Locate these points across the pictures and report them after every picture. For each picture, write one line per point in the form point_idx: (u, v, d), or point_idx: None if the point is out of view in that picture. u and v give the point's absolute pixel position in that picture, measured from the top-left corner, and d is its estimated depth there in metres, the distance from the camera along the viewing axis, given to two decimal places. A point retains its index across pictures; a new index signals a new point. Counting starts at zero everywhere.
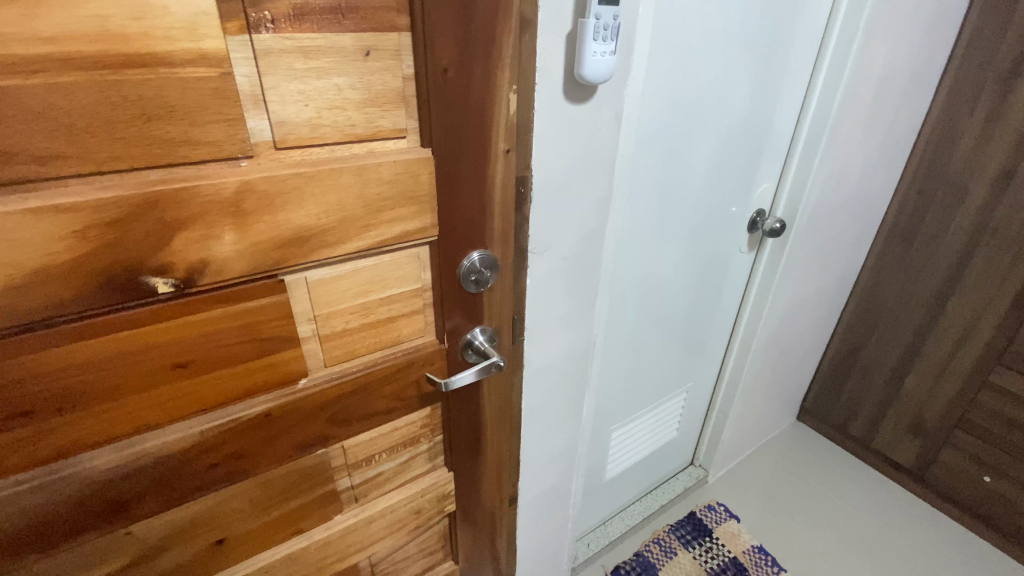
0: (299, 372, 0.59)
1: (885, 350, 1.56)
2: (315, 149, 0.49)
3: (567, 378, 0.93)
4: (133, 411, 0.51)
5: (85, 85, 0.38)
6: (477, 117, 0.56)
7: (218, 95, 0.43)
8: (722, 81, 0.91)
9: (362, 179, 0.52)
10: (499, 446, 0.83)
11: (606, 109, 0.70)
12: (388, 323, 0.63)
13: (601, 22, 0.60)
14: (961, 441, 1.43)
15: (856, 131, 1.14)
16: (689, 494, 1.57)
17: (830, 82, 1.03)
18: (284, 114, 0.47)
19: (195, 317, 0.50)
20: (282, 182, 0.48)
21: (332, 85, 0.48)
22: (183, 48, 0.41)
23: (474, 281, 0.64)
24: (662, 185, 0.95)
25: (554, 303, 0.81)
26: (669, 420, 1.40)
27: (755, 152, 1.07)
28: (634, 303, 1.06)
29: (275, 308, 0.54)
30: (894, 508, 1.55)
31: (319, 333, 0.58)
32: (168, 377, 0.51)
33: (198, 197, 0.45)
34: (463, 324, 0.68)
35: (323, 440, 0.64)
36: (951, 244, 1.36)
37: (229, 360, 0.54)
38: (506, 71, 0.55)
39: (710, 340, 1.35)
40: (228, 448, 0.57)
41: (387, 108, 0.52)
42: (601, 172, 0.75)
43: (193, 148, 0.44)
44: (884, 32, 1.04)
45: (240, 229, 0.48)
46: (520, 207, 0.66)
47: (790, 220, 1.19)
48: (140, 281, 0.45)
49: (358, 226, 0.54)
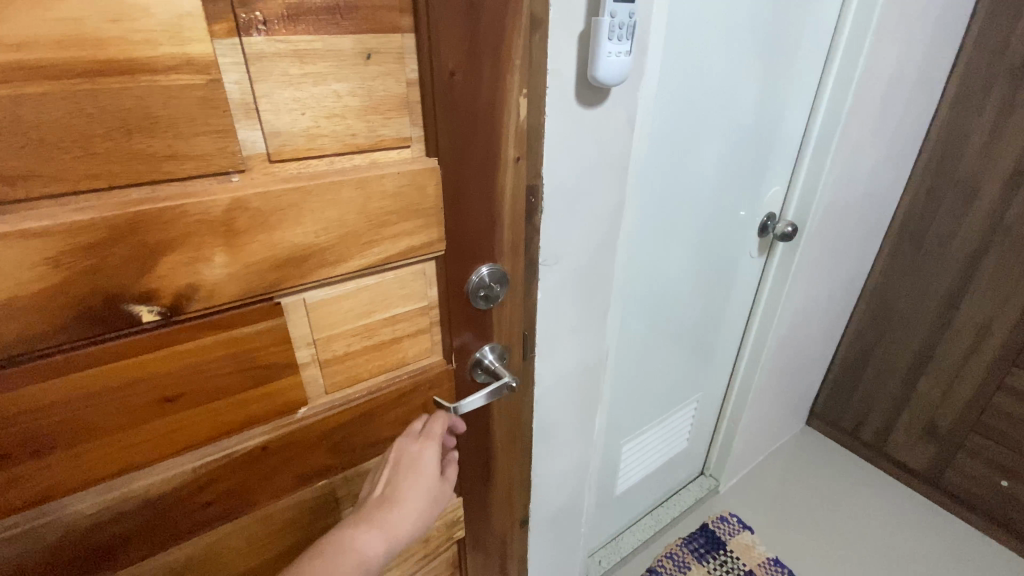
0: (298, 400, 0.55)
1: (896, 353, 1.53)
2: (313, 161, 0.46)
3: (579, 393, 0.89)
4: (119, 450, 0.46)
5: (56, 95, 0.34)
6: (485, 124, 0.52)
7: (206, 104, 0.39)
8: (732, 81, 0.87)
9: (364, 193, 0.48)
10: (510, 467, 0.79)
11: (619, 111, 0.67)
12: (392, 344, 0.59)
13: (616, 21, 0.57)
14: (977, 444, 1.41)
15: (866, 131, 1.12)
16: (700, 506, 1.53)
17: (841, 82, 1.00)
18: (278, 123, 0.43)
19: (184, 347, 0.46)
20: (277, 198, 0.44)
21: (331, 91, 0.44)
22: (166, 53, 0.37)
23: (483, 296, 0.61)
24: (673, 189, 0.91)
25: (565, 316, 0.78)
26: (679, 430, 1.36)
27: (764, 153, 1.03)
28: (644, 312, 1.03)
29: (271, 334, 0.50)
30: (909, 514, 1.52)
31: (319, 358, 0.54)
32: (157, 412, 0.47)
33: (185, 216, 0.41)
34: (472, 342, 0.64)
35: (324, 471, 0.60)
36: (962, 243, 1.33)
37: (222, 391, 0.49)
38: (516, 73, 0.51)
39: (720, 348, 1.31)
40: (223, 484, 0.53)
41: (389, 115, 0.48)
42: (615, 177, 0.72)
43: (178, 163, 0.40)
44: (896, 30, 1.01)
45: (232, 250, 0.43)
46: (530, 218, 0.62)
47: (802, 223, 1.16)
48: (122, 309, 0.41)
49: (360, 243, 0.50)
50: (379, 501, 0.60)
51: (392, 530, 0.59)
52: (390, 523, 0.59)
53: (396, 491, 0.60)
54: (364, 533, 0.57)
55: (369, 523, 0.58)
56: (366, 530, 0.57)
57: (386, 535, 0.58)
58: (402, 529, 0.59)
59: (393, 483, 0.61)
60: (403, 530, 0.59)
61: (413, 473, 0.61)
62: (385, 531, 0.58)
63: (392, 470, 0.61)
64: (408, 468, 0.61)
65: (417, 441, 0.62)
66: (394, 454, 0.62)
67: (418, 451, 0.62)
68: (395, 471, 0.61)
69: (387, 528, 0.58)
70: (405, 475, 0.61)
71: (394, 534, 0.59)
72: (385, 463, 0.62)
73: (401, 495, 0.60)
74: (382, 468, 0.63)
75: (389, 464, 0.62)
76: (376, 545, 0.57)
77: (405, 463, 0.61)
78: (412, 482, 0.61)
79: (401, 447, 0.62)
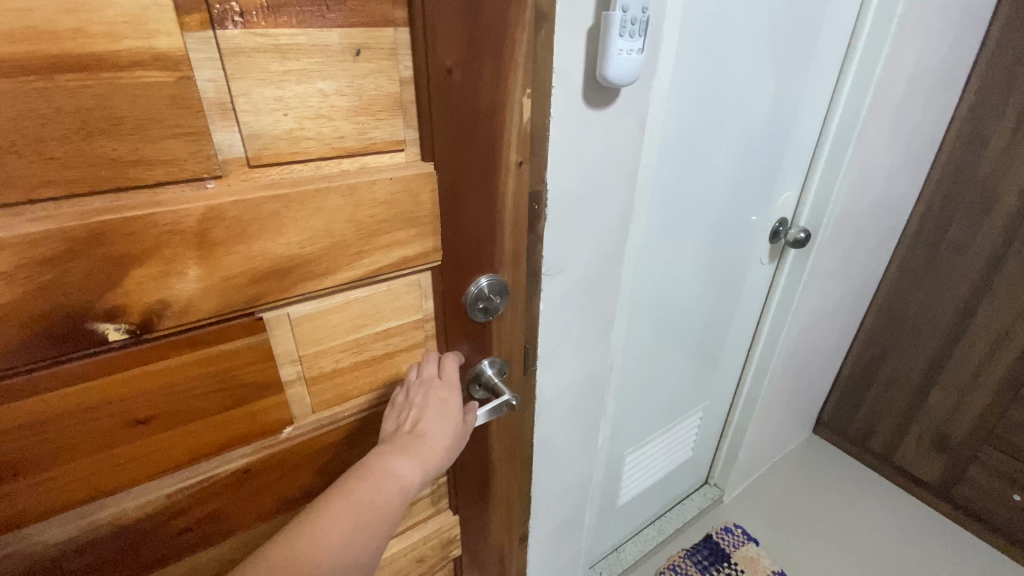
0: (282, 420, 0.51)
1: (908, 362, 1.49)
2: (297, 166, 0.42)
3: (582, 405, 0.86)
4: (87, 476, 0.43)
5: (6, 93, 0.31)
6: (486, 126, 0.48)
7: (176, 104, 0.36)
8: (746, 82, 0.83)
9: (352, 200, 0.44)
10: (509, 484, 0.76)
11: (628, 113, 0.63)
12: (385, 359, 0.55)
13: (628, 16, 0.53)
14: (989, 457, 1.37)
15: (882, 136, 1.08)
16: (704, 517, 1.50)
17: (859, 84, 0.96)
18: (258, 125, 0.39)
19: (158, 367, 0.42)
20: (257, 206, 0.40)
21: (316, 90, 0.40)
22: (130, 47, 0.33)
23: (482, 309, 0.57)
24: (682, 194, 0.87)
25: (568, 328, 0.74)
26: (684, 439, 1.33)
27: (777, 157, 0.99)
28: (651, 320, 0.99)
29: (252, 351, 0.46)
30: (918, 527, 1.48)
31: (305, 375, 0.51)
32: (129, 435, 0.44)
33: (155, 226, 0.37)
34: (470, 355, 0.60)
35: (311, 493, 0.57)
36: (978, 252, 1.29)
37: (200, 411, 0.46)
38: (519, 72, 0.48)
39: (727, 357, 1.27)
40: (203, 509, 0.50)
41: (381, 116, 0.44)
42: (622, 182, 0.68)
43: (147, 169, 0.36)
44: (917, 30, 0.97)
45: (207, 263, 0.40)
46: (533, 226, 0.59)
47: (814, 230, 1.12)
48: (86, 328, 0.38)
49: (349, 254, 0.46)
50: (404, 434, 0.52)
51: (428, 460, 0.52)
52: (425, 453, 0.51)
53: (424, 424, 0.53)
54: (395, 464, 0.50)
55: (400, 453, 0.51)
56: (398, 461, 0.50)
57: (419, 468, 0.51)
58: (437, 459, 0.52)
59: (418, 420, 0.53)
60: (437, 461, 0.52)
61: (441, 405, 0.54)
62: (420, 462, 0.51)
63: (415, 405, 0.54)
64: (435, 402, 0.54)
65: (441, 386, 0.55)
66: (414, 390, 0.55)
67: (444, 384, 0.55)
68: (420, 405, 0.54)
69: (421, 460, 0.51)
70: (433, 408, 0.54)
71: (429, 464, 0.52)
72: (403, 401, 0.55)
73: (430, 426, 0.53)
74: (399, 405, 0.55)
75: (410, 400, 0.55)
76: (411, 477, 0.50)
77: (430, 398, 0.54)
78: (441, 415, 0.54)
79: (422, 384, 0.55)
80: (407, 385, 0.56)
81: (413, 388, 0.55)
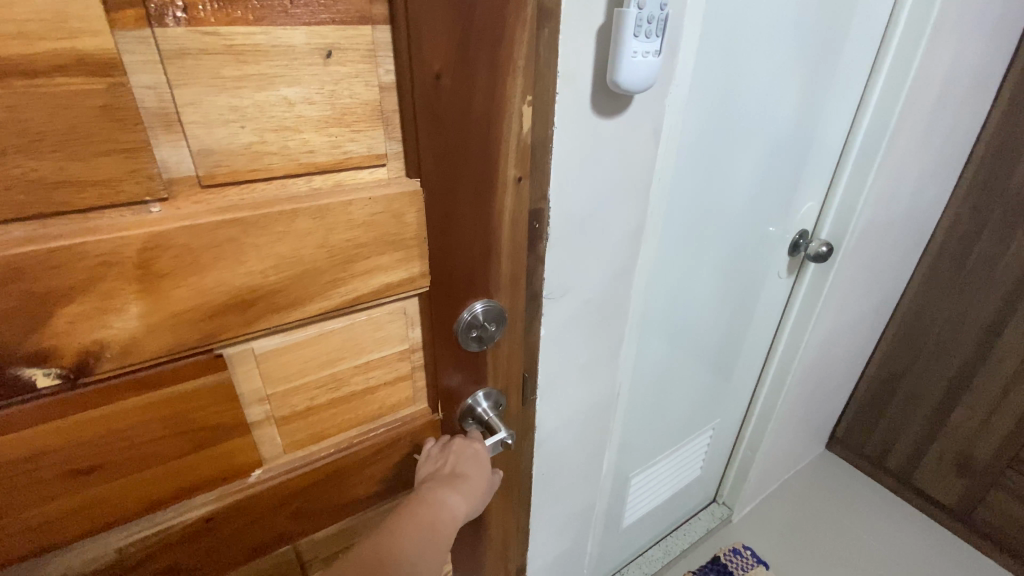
0: (248, 463, 0.46)
1: (929, 379, 1.42)
2: (257, 185, 0.36)
3: (586, 432, 0.80)
4: (20, 533, 0.38)
5: None
6: (480, 138, 0.42)
7: (108, 115, 0.30)
8: (770, 88, 0.77)
9: (325, 223, 0.39)
10: (505, 517, 0.70)
11: (640, 121, 0.57)
12: (366, 394, 0.50)
13: (644, 13, 0.47)
14: (1014, 483, 1.30)
15: (912, 143, 1.00)
16: (711, 537, 1.44)
17: (891, 86, 0.89)
18: (210, 139, 0.34)
19: (104, 412, 0.37)
20: (209, 233, 0.35)
21: (280, 98, 0.34)
22: (47, 48, 0.27)
23: (476, 337, 0.51)
24: (696, 207, 0.80)
25: (571, 353, 0.68)
26: (694, 458, 1.27)
27: (798, 166, 0.92)
28: (661, 339, 0.93)
29: (214, 392, 0.41)
30: (937, 553, 1.41)
31: (274, 415, 0.45)
32: (73, 486, 0.38)
33: (86, 257, 0.32)
34: (463, 386, 0.55)
35: (287, 537, 0.51)
36: (1008, 268, 1.22)
37: (156, 457, 0.41)
38: (518, 77, 0.42)
39: (740, 373, 1.21)
40: (162, 561, 0.45)
41: (357, 127, 0.38)
42: (634, 196, 0.62)
43: (76, 192, 0.31)
44: (953, 29, 0.89)
45: (151, 297, 0.35)
46: (533, 246, 0.53)
47: (837, 243, 1.05)
48: (9, 374, 0.33)
49: (322, 283, 0.41)
50: (449, 475, 0.53)
51: (472, 497, 0.54)
52: (470, 489, 0.54)
53: (463, 473, 0.53)
54: (444, 505, 0.51)
55: (450, 490, 0.52)
56: (449, 500, 0.52)
57: (466, 504, 0.53)
58: (478, 496, 0.55)
59: (455, 470, 0.53)
60: (476, 498, 0.55)
61: (476, 454, 0.55)
62: (467, 498, 0.53)
63: (453, 453, 0.55)
64: (471, 451, 0.55)
65: (470, 440, 0.56)
66: (449, 442, 0.55)
67: (475, 438, 0.56)
68: (458, 452, 0.55)
69: (467, 497, 0.53)
70: (468, 458, 0.54)
71: (471, 500, 0.54)
72: (437, 451, 0.55)
73: (472, 468, 0.54)
74: (434, 453, 0.55)
75: (445, 451, 0.55)
76: (459, 512, 0.53)
77: (467, 448, 0.55)
78: (475, 464, 0.55)
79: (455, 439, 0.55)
80: (440, 440, 0.55)
81: (447, 441, 0.55)
